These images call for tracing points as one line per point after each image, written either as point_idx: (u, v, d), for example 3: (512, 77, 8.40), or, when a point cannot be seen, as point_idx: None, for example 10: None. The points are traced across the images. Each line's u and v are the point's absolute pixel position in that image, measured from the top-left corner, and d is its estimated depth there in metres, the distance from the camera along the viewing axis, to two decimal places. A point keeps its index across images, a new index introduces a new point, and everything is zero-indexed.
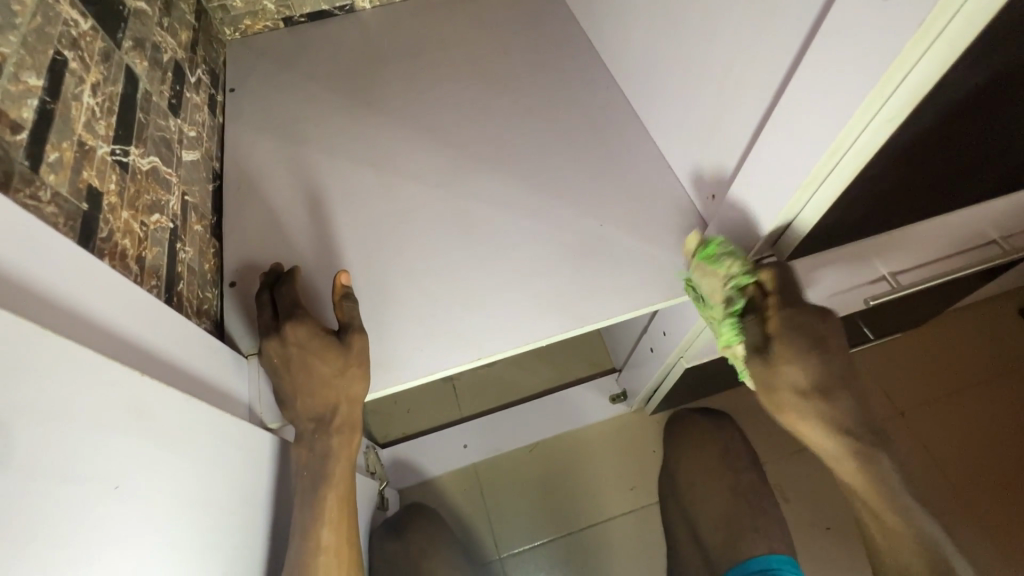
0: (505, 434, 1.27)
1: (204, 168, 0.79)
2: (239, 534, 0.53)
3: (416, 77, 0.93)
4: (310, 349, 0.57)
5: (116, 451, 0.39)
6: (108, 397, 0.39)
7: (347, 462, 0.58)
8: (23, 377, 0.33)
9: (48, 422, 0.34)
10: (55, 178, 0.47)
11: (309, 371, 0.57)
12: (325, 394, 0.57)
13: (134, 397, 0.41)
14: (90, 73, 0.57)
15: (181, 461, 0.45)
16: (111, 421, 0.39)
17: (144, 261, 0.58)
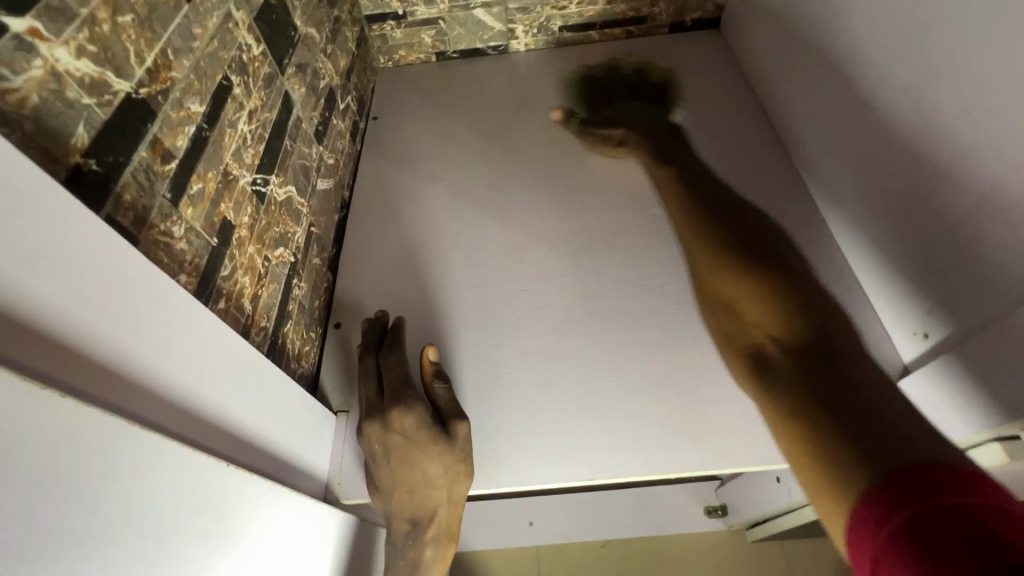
0: (576, 521, 1.14)
1: (335, 197, 0.77)
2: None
3: (559, 129, 0.86)
4: (416, 442, 0.52)
5: (184, 560, 0.33)
6: (182, 495, 0.33)
7: (440, 572, 0.52)
8: (99, 475, 0.27)
9: (115, 533, 0.28)
10: (192, 212, 0.44)
11: (411, 467, 0.52)
12: (425, 495, 0.52)
13: (212, 494, 0.35)
14: (250, 99, 0.55)
15: (246, 567, 0.39)
16: (180, 525, 0.33)
17: (259, 300, 0.54)
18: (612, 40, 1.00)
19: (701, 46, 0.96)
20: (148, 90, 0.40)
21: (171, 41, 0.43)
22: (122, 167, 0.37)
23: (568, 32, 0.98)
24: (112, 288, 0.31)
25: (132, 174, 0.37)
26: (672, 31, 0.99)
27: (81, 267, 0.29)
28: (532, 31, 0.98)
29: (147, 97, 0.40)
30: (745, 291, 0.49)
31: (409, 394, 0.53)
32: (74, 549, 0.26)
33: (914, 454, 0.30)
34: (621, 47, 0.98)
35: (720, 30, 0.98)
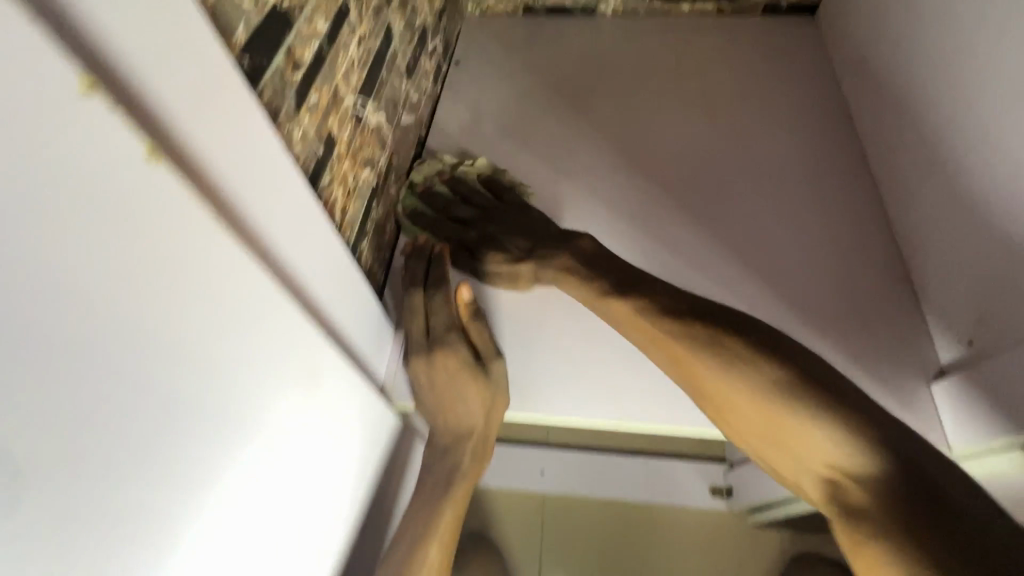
0: (586, 480, 1.19)
1: (414, 133, 0.81)
2: (330, 508, 0.51)
3: (634, 100, 0.87)
4: (456, 380, 0.60)
5: (266, 380, 0.40)
6: (275, 329, 0.39)
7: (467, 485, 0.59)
8: (229, 281, 0.34)
9: (228, 329, 0.35)
10: (308, 121, 0.49)
11: (451, 398, 0.61)
12: (464, 422, 0.60)
13: (291, 351, 0.42)
14: (361, 25, 0.59)
15: (310, 414, 0.46)
16: (269, 351, 0.39)
17: (346, 213, 0.59)
18: (702, 15, 0.99)
19: (793, 32, 0.94)
20: (290, 3, 0.44)
21: None
22: (264, 69, 0.41)
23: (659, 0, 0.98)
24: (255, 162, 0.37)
25: (270, 77, 0.42)
26: (766, 12, 0.97)
27: (229, 126, 0.36)
28: None
29: (288, 9, 0.44)
30: (688, 353, 0.54)
31: (452, 342, 0.61)
32: (200, 322, 0.33)
33: (925, 489, 0.42)
34: (710, 23, 0.97)
35: (815, 16, 0.95)
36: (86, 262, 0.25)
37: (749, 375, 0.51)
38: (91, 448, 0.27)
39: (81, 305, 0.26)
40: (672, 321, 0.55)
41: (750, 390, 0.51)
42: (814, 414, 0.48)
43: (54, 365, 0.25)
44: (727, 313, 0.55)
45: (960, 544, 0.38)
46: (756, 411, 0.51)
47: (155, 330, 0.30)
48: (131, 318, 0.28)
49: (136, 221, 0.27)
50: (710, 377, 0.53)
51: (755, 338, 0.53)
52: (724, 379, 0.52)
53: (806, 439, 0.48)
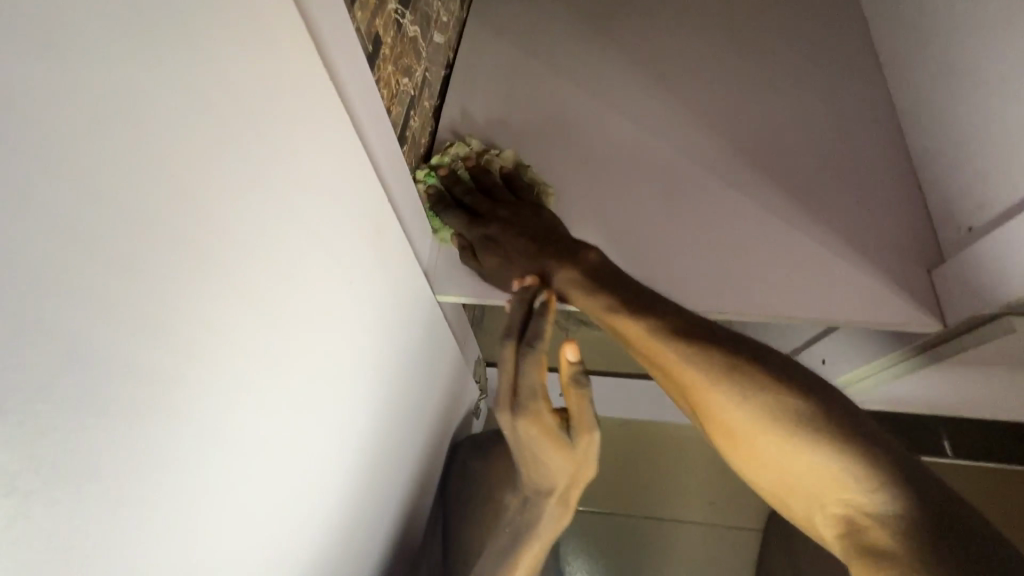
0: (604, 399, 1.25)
1: (444, 53, 0.85)
2: (377, 349, 0.56)
3: (657, 16, 0.89)
4: (541, 443, 0.62)
5: (341, 231, 0.47)
6: (347, 190, 0.47)
7: (553, 525, 0.71)
8: (310, 134, 0.42)
9: (311, 177, 0.43)
10: (360, 15, 0.53)
11: (540, 460, 0.65)
12: (552, 473, 0.66)
13: (344, 187, 0.47)
14: None
15: (378, 274, 0.55)
16: (341, 206, 0.47)
17: (390, 115, 0.64)
18: None
19: None
20: None
21: None
22: None
23: None
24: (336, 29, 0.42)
25: None
26: None
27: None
28: None
29: None
30: (678, 356, 0.51)
31: (523, 400, 0.59)
32: (289, 163, 0.41)
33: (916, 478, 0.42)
34: None
35: None
36: (220, 83, 0.34)
37: (766, 387, 0.48)
38: (217, 247, 0.35)
39: (213, 114, 0.34)
40: (677, 345, 0.51)
41: (760, 420, 0.47)
42: (806, 440, 0.45)
43: (169, 103, 0.31)
44: (709, 324, 0.53)
45: (972, 556, 0.37)
46: (783, 463, 0.46)
47: (259, 158, 0.38)
48: (247, 139, 0.36)
49: (248, 65, 0.36)
50: (689, 372, 0.51)
51: (735, 346, 0.51)
52: (729, 404, 0.49)
53: (823, 484, 0.44)
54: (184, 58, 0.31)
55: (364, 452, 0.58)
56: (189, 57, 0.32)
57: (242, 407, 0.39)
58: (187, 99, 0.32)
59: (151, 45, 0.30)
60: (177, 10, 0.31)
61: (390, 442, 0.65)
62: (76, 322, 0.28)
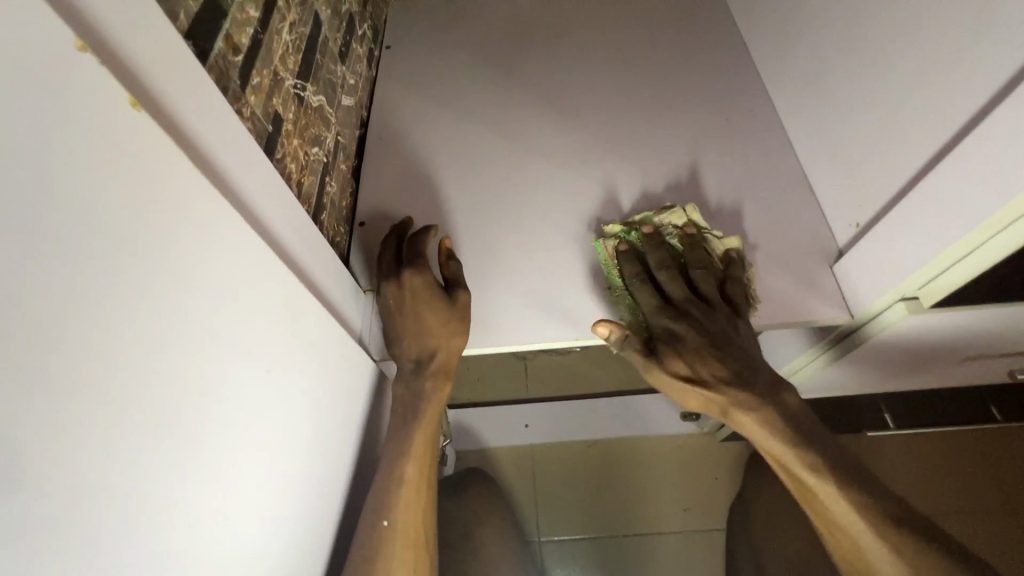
0: (567, 424, 1.29)
1: (356, 114, 0.86)
2: (311, 439, 0.54)
3: (558, 60, 0.95)
4: (422, 300, 0.63)
5: (273, 344, 0.47)
6: (276, 302, 0.46)
7: (437, 408, 0.62)
8: (236, 263, 0.41)
9: (237, 306, 0.42)
10: (254, 100, 0.54)
11: (417, 317, 0.63)
12: (427, 339, 0.62)
13: (269, 291, 0.46)
14: (290, 12, 0.64)
15: (312, 370, 0.54)
16: (272, 321, 0.46)
17: (302, 186, 0.64)
18: None
19: None
20: None
21: None
22: (208, 52, 0.46)
23: None
24: (222, 127, 0.43)
25: (214, 58, 0.47)
26: None
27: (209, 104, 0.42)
28: None
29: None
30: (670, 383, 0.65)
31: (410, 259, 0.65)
32: (214, 303, 0.39)
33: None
34: None
35: None
36: (135, 247, 0.33)
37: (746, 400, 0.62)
38: (131, 381, 0.33)
39: (132, 284, 0.33)
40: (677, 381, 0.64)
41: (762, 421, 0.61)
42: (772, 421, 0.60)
43: (72, 255, 0.29)
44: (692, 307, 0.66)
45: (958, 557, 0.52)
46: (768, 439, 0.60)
47: (183, 308, 0.37)
48: (169, 290, 0.36)
49: (163, 216, 0.35)
50: (746, 422, 0.62)
51: (732, 364, 0.63)
52: (760, 431, 0.61)
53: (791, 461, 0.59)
54: (100, 237, 0.30)
55: (321, 545, 0.57)
56: (101, 226, 0.30)
57: (201, 550, 0.39)
58: (104, 279, 0.31)
59: (85, 215, 0.29)
60: (85, 185, 0.29)
61: (339, 524, 0.62)
62: (21, 541, 0.27)
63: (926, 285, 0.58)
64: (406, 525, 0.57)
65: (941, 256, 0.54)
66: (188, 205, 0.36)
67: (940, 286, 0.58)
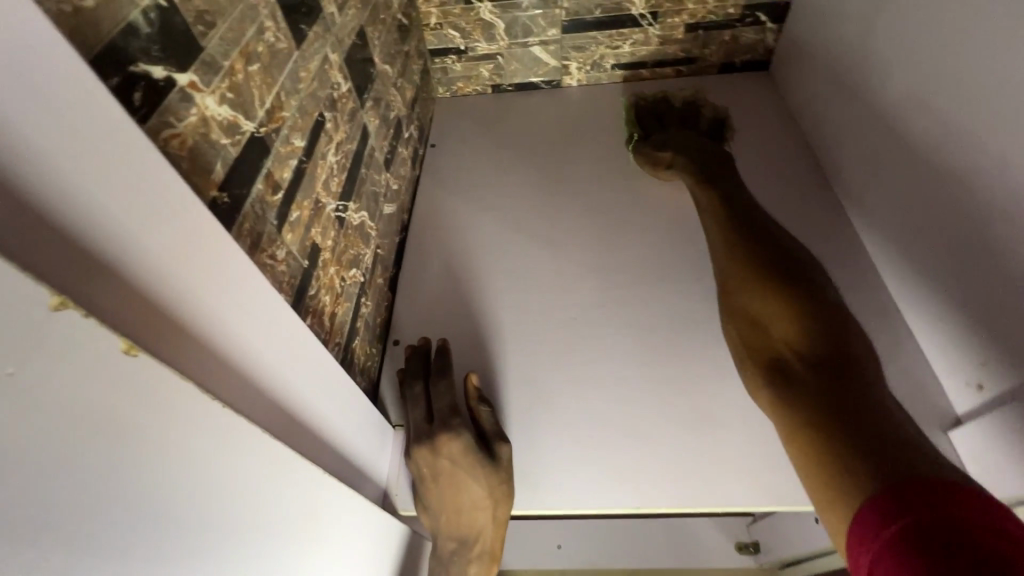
0: (607, 549, 1.14)
1: (396, 220, 0.82)
2: None
3: (609, 165, 0.90)
4: (459, 468, 0.54)
5: (291, 568, 0.37)
6: (296, 510, 0.38)
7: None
8: (251, 491, 0.33)
9: (249, 546, 0.33)
10: (291, 237, 0.48)
11: (459, 488, 0.53)
12: (471, 515, 0.53)
13: (296, 493, 0.38)
14: (337, 132, 0.60)
15: (334, 574, 0.44)
16: (290, 534, 0.37)
17: (335, 317, 0.58)
18: (663, 78, 1.03)
19: (750, 88, 0.99)
20: (265, 128, 0.45)
21: (284, 85, 0.48)
22: (243, 199, 0.41)
23: (619, 70, 1.02)
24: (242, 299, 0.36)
25: (250, 204, 0.42)
26: (723, 71, 1.02)
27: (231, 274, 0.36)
28: (584, 67, 1.02)
29: (265, 135, 0.45)
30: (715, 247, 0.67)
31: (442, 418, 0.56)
32: (223, 558, 0.31)
33: (900, 456, 0.39)
34: (670, 86, 1.01)
35: (769, 71, 1.00)
36: (125, 538, 0.24)
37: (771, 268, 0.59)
38: None
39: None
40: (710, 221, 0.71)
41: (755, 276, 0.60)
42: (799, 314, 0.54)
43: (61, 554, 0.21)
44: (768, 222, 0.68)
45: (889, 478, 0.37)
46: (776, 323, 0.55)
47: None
48: (167, 573, 0.27)
49: (164, 472, 0.26)
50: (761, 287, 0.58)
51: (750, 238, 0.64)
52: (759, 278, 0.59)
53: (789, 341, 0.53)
54: (75, 549, 0.22)
55: None
56: (94, 497, 0.23)
57: None
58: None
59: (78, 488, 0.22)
60: (58, 484, 0.21)
61: None
62: None
63: None
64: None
65: None
66: (196, 444, 0.28)
67: None
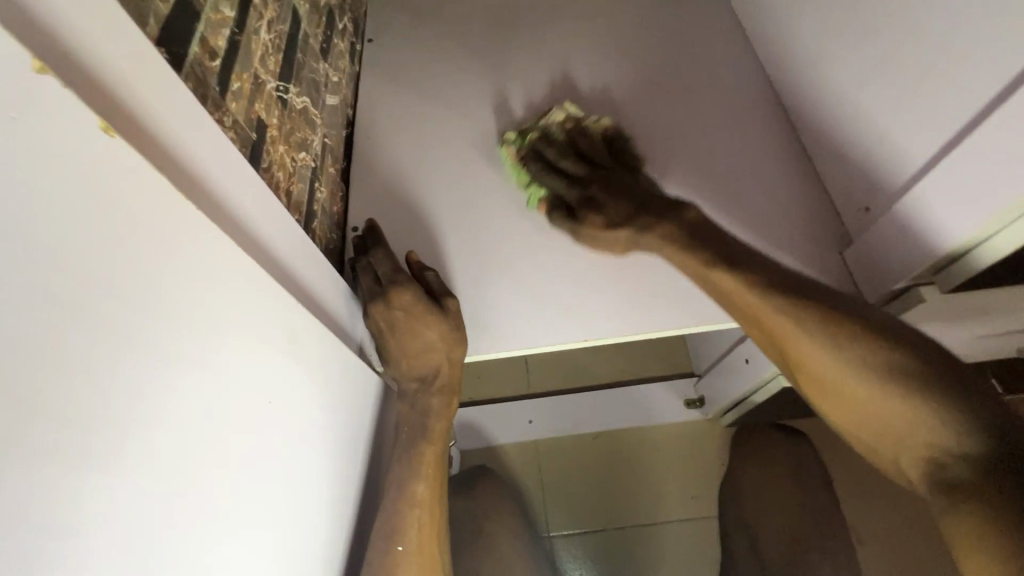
0: (571, 417, 1.28)
1: (341, 114, 0.83)
2: (317, 456, 0.53)
3: (548, 48, 0.91)
4: (410, 318, 0.61)
5: (271, 373, 0.44)
6: (274, 327, 0.44)
7: (444, 422, 0.63)
8: (227, 297, 0.38)
9: (231, 339, 0.39)
10: (236, 106, 0.51)
11: (415, 335, 0.61)
12: (428, 356, 0.62)
13: (275, 314, 0.44)
14: (267, 9, 0.60)
15: (313, 391, 0.52)
16: (274, 345, 0.44)
17: (291, 195, 0.61)
18: None
19: None
20: None
21: None
22: (183, 59, 0.43)
23: None
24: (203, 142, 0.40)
25: (190, 65, 0.44)
26: None
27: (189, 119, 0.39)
28: None
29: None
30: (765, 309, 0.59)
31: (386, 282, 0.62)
32: (207, 340, 0.37)
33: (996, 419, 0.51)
34: None
35: None
36: (124, 288, 0.30)
37: (833, 321, 0.57)
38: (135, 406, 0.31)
39: (113, 336, 0.30)
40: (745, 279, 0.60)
41: (830, 345, 0.56)
42: (887, 384, 0.54)
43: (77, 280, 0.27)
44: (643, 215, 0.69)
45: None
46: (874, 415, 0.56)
47: (172, 351, 0.34)
48: (159, 334, 0.33)
49: (155, 257, 0.32)
50: (813, 357, 0.57)
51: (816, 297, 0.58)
52: (819, 351, 0.57)
53: (896, 422, 0.54)
54: (79, 281, 0.27)
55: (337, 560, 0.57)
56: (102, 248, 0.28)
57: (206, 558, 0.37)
58: (90, 327, 0.28)
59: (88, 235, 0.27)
60: (70, 227, 0.26)
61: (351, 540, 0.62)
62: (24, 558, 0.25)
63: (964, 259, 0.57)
64: (419, 545, 0.58)
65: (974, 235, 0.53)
66: (177, 236, 0.33)
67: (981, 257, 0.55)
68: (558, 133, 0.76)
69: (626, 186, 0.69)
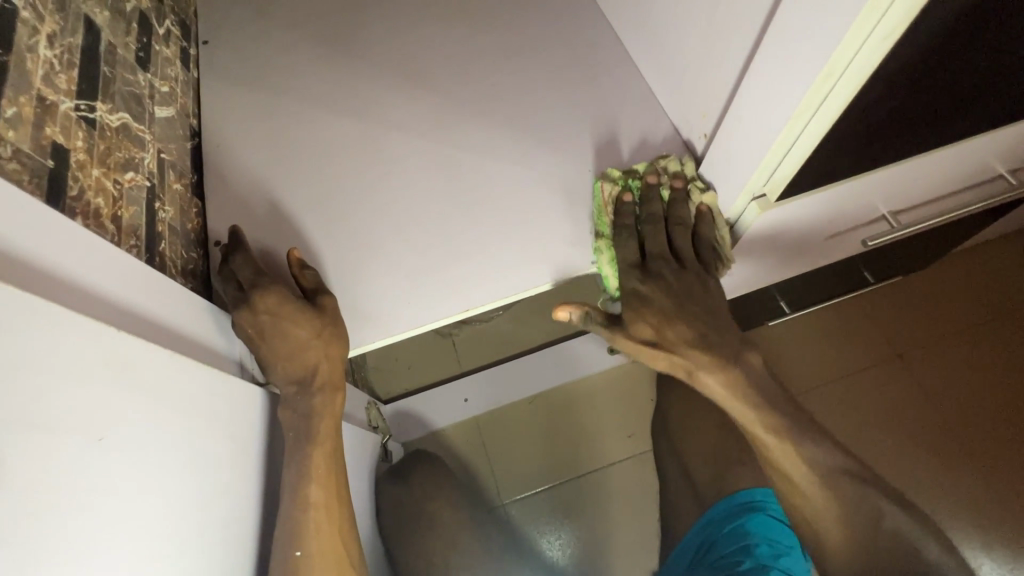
0: (504, 386, 1.28)
1: (180, 125, 0.78)
2: (190, 472, 0.51)
3: (396, 23, 0.89)
4: (281, 318, 0.60)
5: (101, 405, 0.43)
6: (80, 349, 0.42)
7: (331, 420, 0.63)
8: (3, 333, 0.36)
9: (35, 381, 0.38)
10: (14, 135, 0.46)
11: (286, 337, 0.60)
12: (304, 357, 0.61)
13: (84, 339, 0.42)
14: (45, 23, 0.54)
15: (163, 407, 0.49)
16: (87, 367, 0.42)
17: (121, 220, 0.57)
18: None
19: None
20: None
21: None
22: None
23: None
24: None
25: None
26: None
27: None
28: None
29: None
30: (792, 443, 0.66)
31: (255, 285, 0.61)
32: None
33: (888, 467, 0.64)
34: None
35: None
36: None
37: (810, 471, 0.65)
38: None
39: None
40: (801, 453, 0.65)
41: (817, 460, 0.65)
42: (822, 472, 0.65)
43: None
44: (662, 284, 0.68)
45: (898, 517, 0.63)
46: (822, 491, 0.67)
47: None
48: None
49: None
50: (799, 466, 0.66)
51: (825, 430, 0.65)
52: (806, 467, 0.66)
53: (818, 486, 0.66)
54: None
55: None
56: None
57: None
58: None
59: None
60: None
61: (257, 556, 0.61)
62: None
63: (771, 175, 0.61)
64: (319, 544, 0.58)
65: (773, 149, 0.56)
66: None
67: (785, 166, 0.59)
68: (655, 204, 0.70)
69: (686, 293, 0.67)
